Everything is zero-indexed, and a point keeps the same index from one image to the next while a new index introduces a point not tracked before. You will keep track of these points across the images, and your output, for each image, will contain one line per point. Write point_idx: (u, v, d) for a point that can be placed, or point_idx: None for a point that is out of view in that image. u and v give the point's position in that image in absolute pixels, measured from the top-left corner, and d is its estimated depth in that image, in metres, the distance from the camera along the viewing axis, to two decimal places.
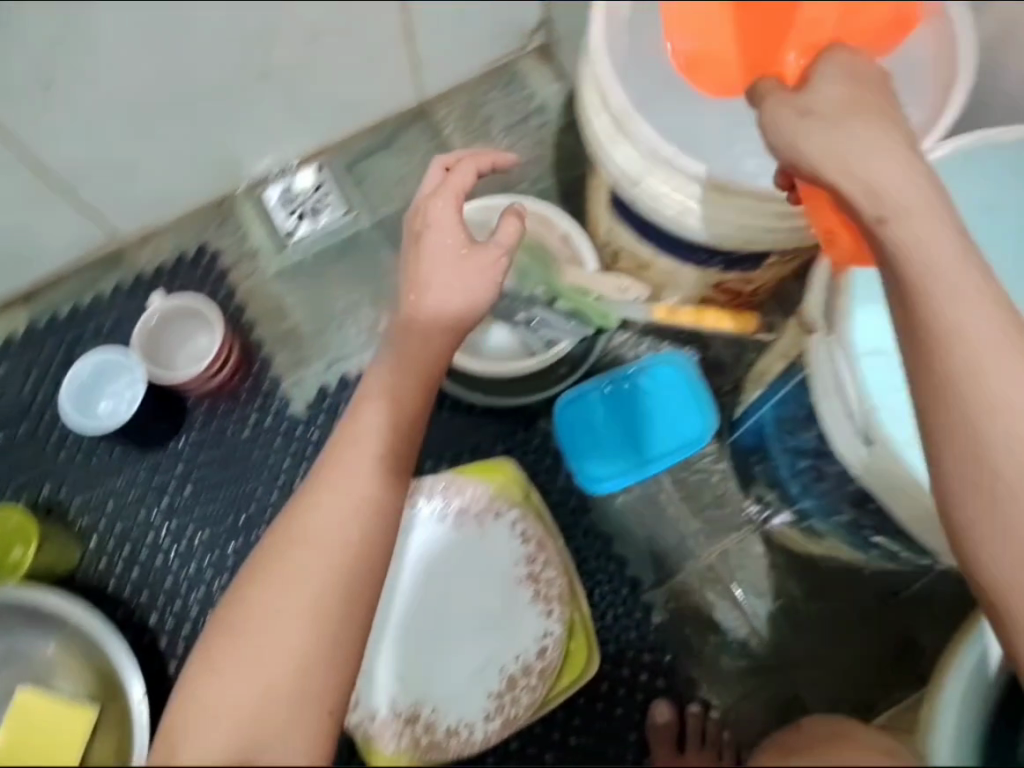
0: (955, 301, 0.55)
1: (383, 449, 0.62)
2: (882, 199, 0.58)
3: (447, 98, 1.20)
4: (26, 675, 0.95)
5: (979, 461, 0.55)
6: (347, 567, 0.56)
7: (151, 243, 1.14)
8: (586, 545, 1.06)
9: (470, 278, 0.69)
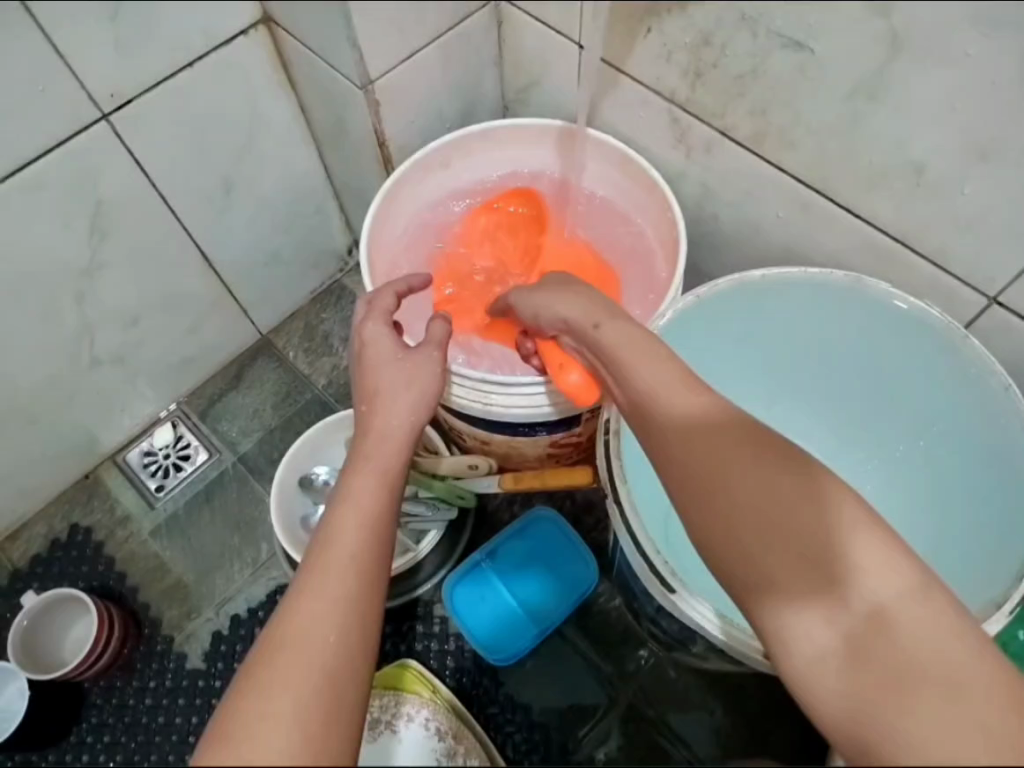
0: (689, 429, 0.59)
1: (356, 555, 0.60)
2: (611, 338, 0.67)
3: (284, 327, 1.32)
4: None
5: (760, 576, 0.54)
6: (339, 664, 0.54)
7: (21, 539, 1.19)
8: (507, 714, 1.08)
9: (423, 373, 0.76)
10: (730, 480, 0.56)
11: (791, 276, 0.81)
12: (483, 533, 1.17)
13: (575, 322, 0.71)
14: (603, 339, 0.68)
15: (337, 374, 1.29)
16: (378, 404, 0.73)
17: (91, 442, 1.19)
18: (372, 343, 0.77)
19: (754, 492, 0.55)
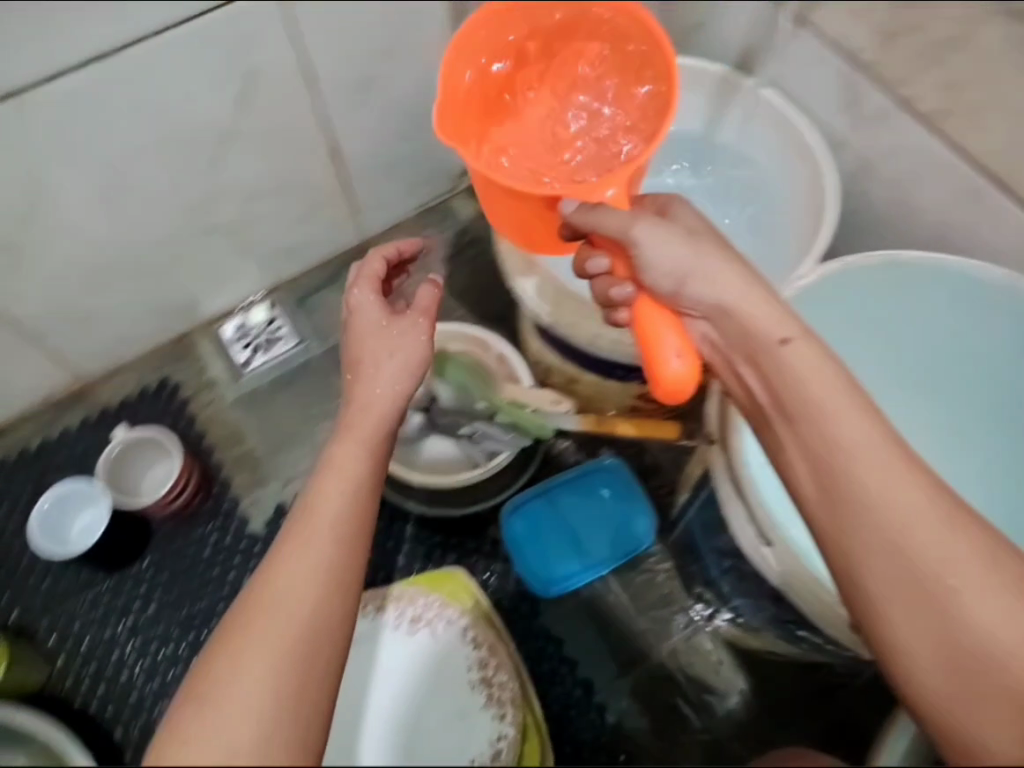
0: (865, 464, 0.56)
1: (341, 518, 0.60)
2: (765, 321, 0.63)
3: (389, 235, 1.32)
4: None
5: (936, 653, 0.53)
6: (312, 638, 0.53)
7: (112, 383, 1.22)
8: (536, 643, 1.10)
9: (407, 342, 0.77)
10: (916, 531, 0.54)
11: (946, 265, 0.80)
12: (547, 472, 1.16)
13: (694, 288, 0.66)
14: (736, 300, 0.64)
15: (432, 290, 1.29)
16: (361, 379, 0.75)
17: (191, 306, 1.21)
18: (358, 315, 0.79)
19: (933, 557, 0.54)
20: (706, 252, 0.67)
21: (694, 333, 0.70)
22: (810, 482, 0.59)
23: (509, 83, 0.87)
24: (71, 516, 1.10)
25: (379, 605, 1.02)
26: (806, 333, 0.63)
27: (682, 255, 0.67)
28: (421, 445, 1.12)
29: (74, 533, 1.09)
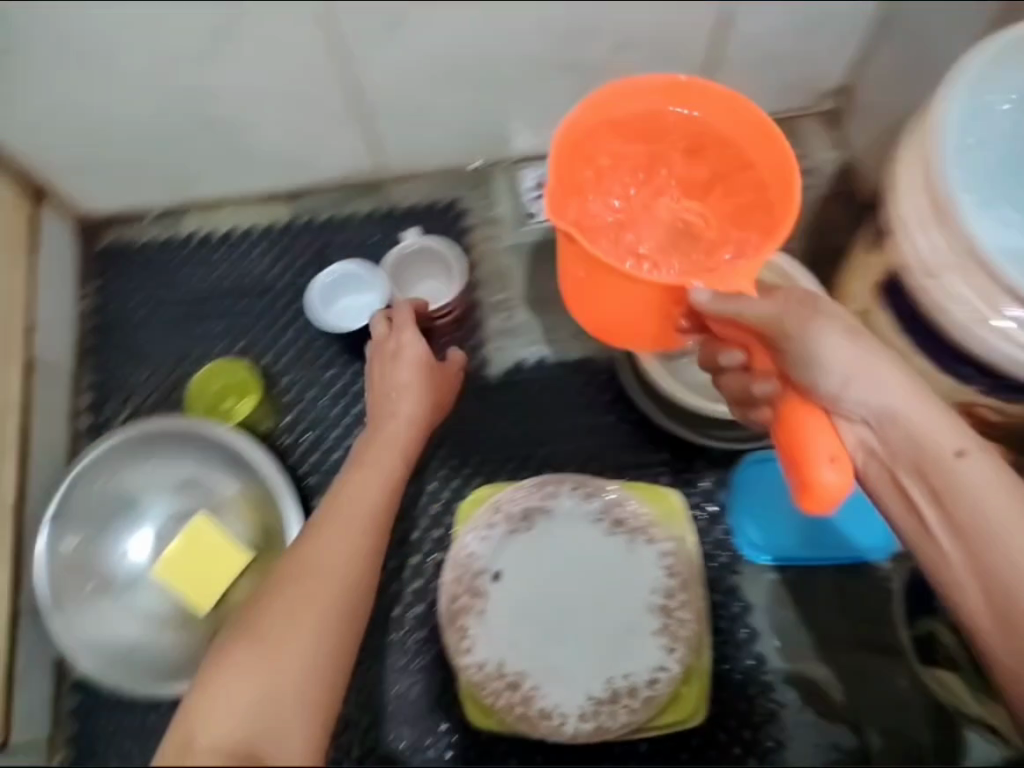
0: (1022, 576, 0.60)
1: (373, 510, 0.77)
2: (934, 431, 0.64)
3: None
4: (204, 504, 1.04)
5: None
6: (345, 597, 0.67)
7: (407, 185, 1.19)
8: (723, 600, 1.02)
9: (416, 395, 0.93)
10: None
11: None
12: None
13: (856, 393, 0.65)
14: (901, 409, 0.64)
15: None
16: (376, 442, 0.88)
17: (507, 136, 1.15)
18: (384, 350, 0.97)
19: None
20: (877, 359, 0.65)
21: (840, 431, 0.68)
22: (973, 589, 0.63)
23: (608, 168, 0.83)
24: (340, 294, 1.09)
25: (589, 494, 1.01)
26: (980, 446, 0.64)
27: (883, 367, 0.65)
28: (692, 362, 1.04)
29: (342, 311, 1.08)
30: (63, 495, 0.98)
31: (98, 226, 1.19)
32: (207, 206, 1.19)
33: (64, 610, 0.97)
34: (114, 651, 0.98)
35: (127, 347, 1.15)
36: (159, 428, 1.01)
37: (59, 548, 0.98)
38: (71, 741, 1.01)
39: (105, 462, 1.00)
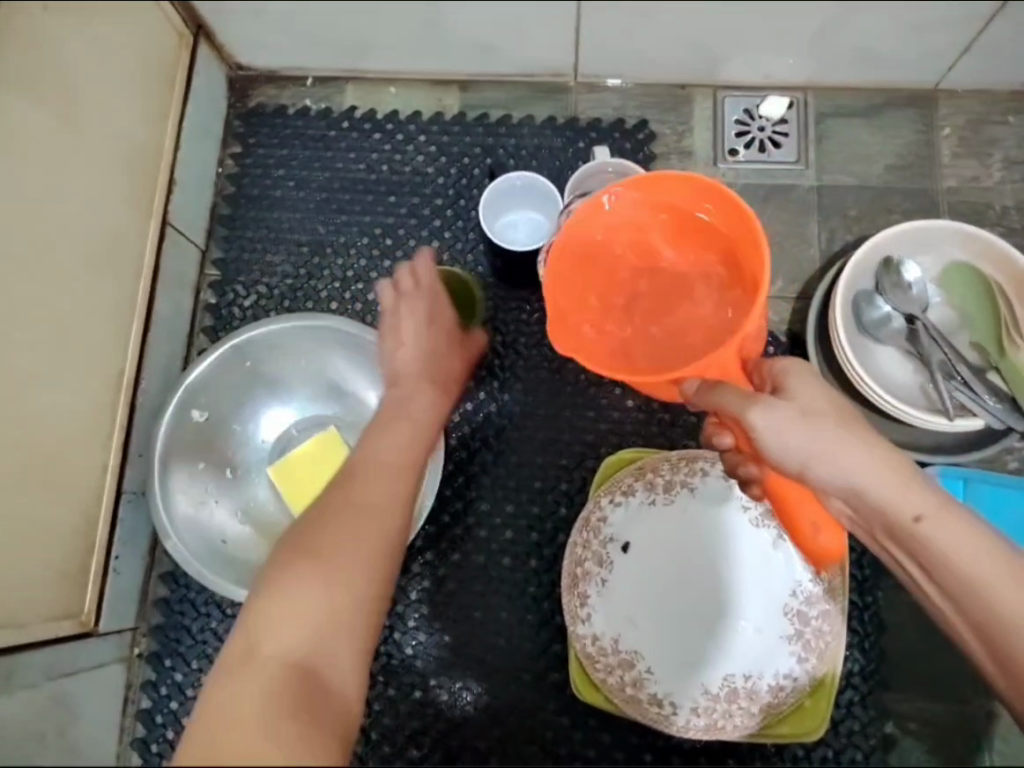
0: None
1: (399, 434, 0.73)
2: (897, 498, 0.62)
3: (958, 99, 1.05)
4: (340, 412, 1.00)
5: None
6: (388, 527, 0.61)
7: (595, 95, 1.07)
8: (862, 617, 0.92)
9: (450, 362, 0.85)
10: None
11: None
12: (982, 462, 0.95)
13: (818, 474, 0.63)
14: (870, 487, 0.62)
15: (970, 187, 1.04)
16: (402, 396, 0.78)
17: (722, 60, 1.01)
18: (405, 304, 0.84)
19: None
20: (838, 435, 0.62)
21: (828, 506, 0.68)
22: (976, 642, 0.63)
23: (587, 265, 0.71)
24: (507, 205, 0.97)
25: None
26: (942, 502, 0.62)
27: (858, 442, 0.62)
28: (887, 355, 0.93)
29: (511, 226, 0.97)
30: (206, 366, 0.94)
31: (255, 83, 1.09)
32: (374, 82, 1.09)
33: (174, 483, 0.93)
34: (206, 541, 0.93)
35: (264, 222, 1.07)
36: (316, 323, 0.95)
37: (187, 416, 0.95)
38: (154, 632, 0.98)
39: (256, 345, 0.96)
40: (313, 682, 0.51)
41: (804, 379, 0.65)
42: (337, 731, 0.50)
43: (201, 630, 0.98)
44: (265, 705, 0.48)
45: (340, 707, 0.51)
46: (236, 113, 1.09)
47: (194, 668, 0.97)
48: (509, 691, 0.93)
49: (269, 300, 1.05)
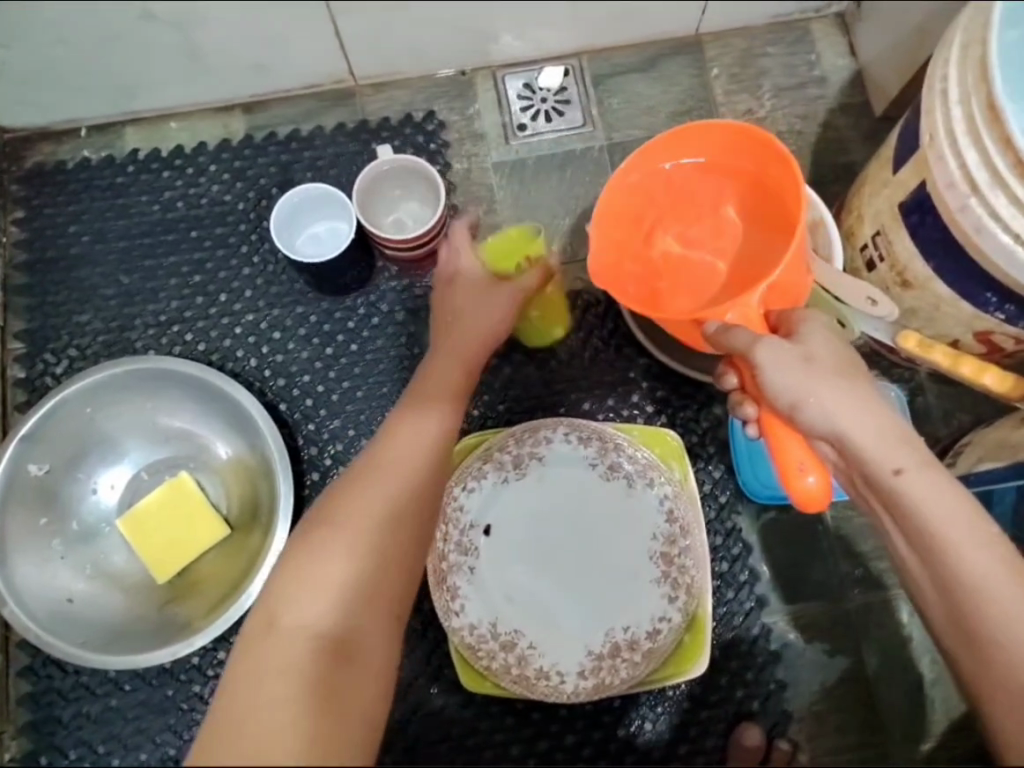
0: (975, 572, 0.61)
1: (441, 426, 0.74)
2: (876, 450, 0.64)
3: (721, 40, 1.10)
4: (193, 460, 0.96)
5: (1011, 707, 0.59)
6: (414, 507, 0.65)
7: (379, 95, 1.07)
8: (727, 544, 0.95)
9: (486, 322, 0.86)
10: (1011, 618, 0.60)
11: None
12: None
13: (808, 415, 0.65)
14: (850, 432, 0.64)
15: (748, 120, 1.09)
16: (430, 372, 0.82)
17: (491, 39, 1.03)
18: (446, 281, 0.89)
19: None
20: (836, 381, 0.65)
21: (817, 451, 0.69)
22: (925, 578, 0.65)
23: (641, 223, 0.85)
24: (307, 218, 0.97)
25: (584, 437, 0.92)
26: (921, 460, 0.64)
27: (843, 389, 0.65)
28: None
29: (307, 241, 0.97)
30: (41, 416, 0.89)
31: (27, 143, 1.04)
32: (153, 120, 1.05)
33: (12, 545, 0.87)
34: (49, 601, 0.87)
35: (64, 282, 1.02)
36: (159, 369, 0.91)
37: (24, 470, 0.89)
38: (23, 733, 0.92)
39: (95, 391, 0.91)
40: (339, 658, 0.52)
41: (817, 330, 0.69)
42: (365, 710, 0.51)
43: (75, 716, 0.93)
44: (285, 685, 0.49)
45: (362, 678, 0.52)
46: (11, 177, 1.04)
47: (75, 759, 0.91)
48: (408, 701, 0.92)
49: (83, 362, 1.00)
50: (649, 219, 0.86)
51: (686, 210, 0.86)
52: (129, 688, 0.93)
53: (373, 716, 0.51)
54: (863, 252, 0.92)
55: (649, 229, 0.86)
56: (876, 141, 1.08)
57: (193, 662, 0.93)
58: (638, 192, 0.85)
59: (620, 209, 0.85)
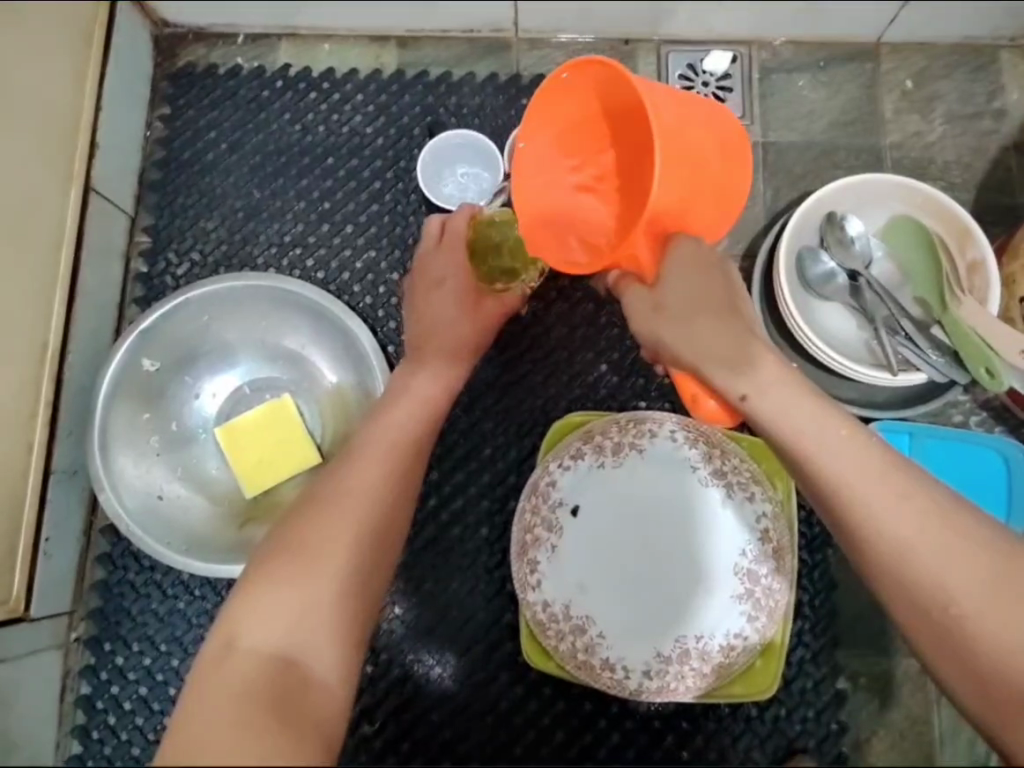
0: (863, 498, 0.57)
1: (401, 442, 0.74)
2: (767, 414, 0.59)
3: (899, 53, 1.04)
4: (295, 385, 0.96)
5: (933, 636, 0.56)
6: (369, 520, 0.64)
7: (536, 50, 1.04)
8: (812, 574, 0.92)
9: (461, 326, 0.85)
10: (908, 544, 0.56)
11: None
12: (928, 417, 0.96)
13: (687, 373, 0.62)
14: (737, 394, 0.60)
15: (913, 141, 1.03)
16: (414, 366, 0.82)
17: (663, 11, 0.98)
18: (422, 271, 0.87)
19: (939, 564, 0.55)
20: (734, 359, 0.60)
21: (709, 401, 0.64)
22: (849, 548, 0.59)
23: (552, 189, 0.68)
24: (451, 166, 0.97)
25: (689, 438, 0.90)
26: (806, 415, 0.59)
27: (709, 334, 0.61)
28: (836, 311, 0.94)
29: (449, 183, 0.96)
30: (161, 314, 0.89)
31: (183, 41, 1.04)
32: (308, 39, 1.04)
33: (115, 434, 0.88)
34: (139, 496, 0.89)
35: (198, 185, 1.02)
36: (282, 289, 0.90)
37: (137, 364, 0.90)
38: (91, 617, 0.93)
39: (216, 299, 0.91)
40: (290, 677, 0.51)
41: (683, 261, 0.60)
42: (323, 727, 0.50)
43: (141, 613, 0.93)
44: (239, 701, 0.48)
45: (315, 696, 0.52)
46: (163, 73, 1.03)
47: (136, 652, 0.92)
48: (463, 664, 0.92)
49: (203, 268, 1.00)
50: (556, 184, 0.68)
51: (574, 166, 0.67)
52: (197, 595, 0.93)
53: (331, 730, 0.51)
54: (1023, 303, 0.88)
55: (561, 198, 0.67)
56: None
57: None
58: (541, 158, 0.68)
59: (530, 188, 0.68)
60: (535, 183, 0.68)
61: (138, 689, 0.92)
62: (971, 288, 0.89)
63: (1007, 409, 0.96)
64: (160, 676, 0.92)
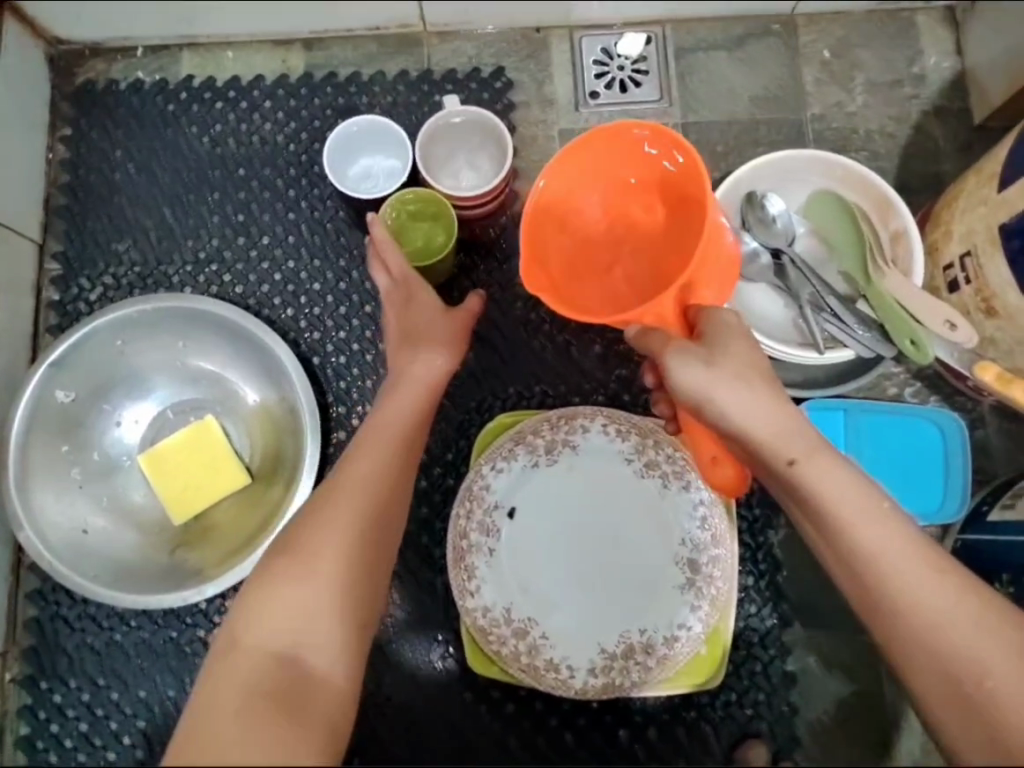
0: (905, 575, 0.60)
1: (410, 418, 0.75)
2: (775, 440, 0.65)
3: (816, 23, 1.03)
4: (219, 406, 0.94)
5: (957, 710, 0.58)
6: (377, 517, 0.66)
7: (446, 44, 1.01)
8: (755, 558, 0.92)
9: (446, 329, 0.83)
10: (940, 618, 0.59)
11: None
12: (862, 391, 0.96)
13: (713, 409, 0.67)
14: (750, 423, 0.66)
15: (835, 113, 1.02)
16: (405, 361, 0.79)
17: None
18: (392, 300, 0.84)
19: (970, 638, 0.59)
20: (753, 385, 0.67)
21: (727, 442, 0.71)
22: (849, 578, 0.63)
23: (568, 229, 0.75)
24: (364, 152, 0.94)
25: (622, 431, 0.89)
26: (819, 449, 0.65)
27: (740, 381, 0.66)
28: (761, 291, 0.93)
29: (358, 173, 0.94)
30: (70, 343, 0.86)
31: (80, 58, 1.00)
32: (210, 47, 1.01)
33: (34, 470, 0.86)
34: (65, 531, 0.86)
35: (106, 206, 0.98)
36: (194, 308, 0.88)
37: (51, 397, 0.87)
38: (27, 656, 0.91)
39: (128, 323, 0.88)
40: (292, 673, 0.54)
41: (729, 331, 0.69)
42: (329, 719, 0.54)
43: (79, 647, 0.91)
44: (245, 702, 0.51)
45: (321, 689, 0.55)
46: (61, 91, 1.00)
47: (75, 687, 0.91)
48: (411, 674, 0.91)
49: (118, 292, 0.97)
50: (567, 222, 0.75)
51: (593, 214, 0.75)
52: (134, 624, 0.92)
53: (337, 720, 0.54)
54: (946, 272, 0.89)
55: (572, 241, 0.75)
56: (970, 150, 1.01)
57: (200, 607, 0.92)
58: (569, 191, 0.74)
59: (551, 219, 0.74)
60: (555, 217, 0.74)
61: (79, 725, 0.90)
62: (896, 258, 0.89)
63: (941, 378, 0.96)
64: (101, 710, 0.90)
